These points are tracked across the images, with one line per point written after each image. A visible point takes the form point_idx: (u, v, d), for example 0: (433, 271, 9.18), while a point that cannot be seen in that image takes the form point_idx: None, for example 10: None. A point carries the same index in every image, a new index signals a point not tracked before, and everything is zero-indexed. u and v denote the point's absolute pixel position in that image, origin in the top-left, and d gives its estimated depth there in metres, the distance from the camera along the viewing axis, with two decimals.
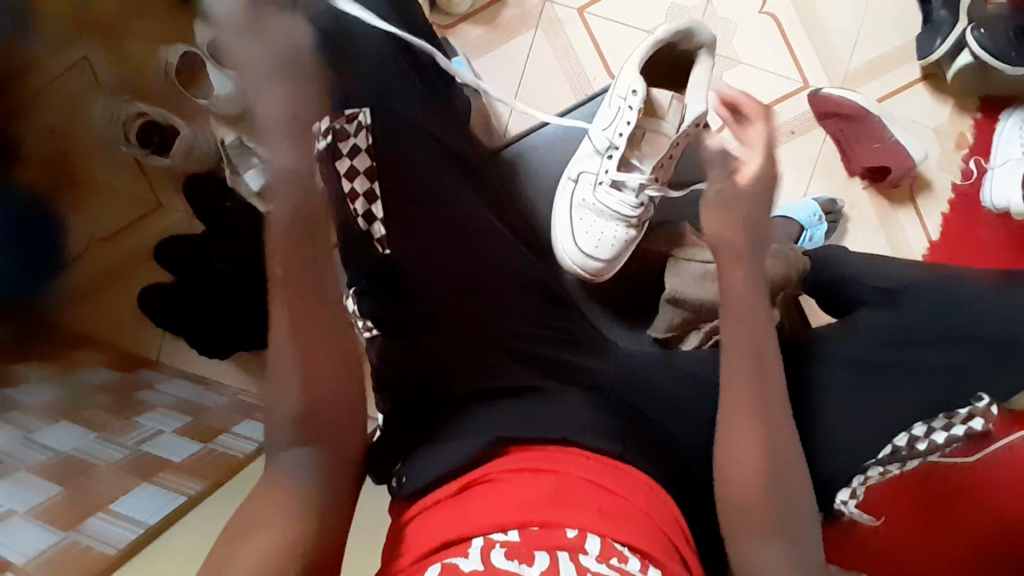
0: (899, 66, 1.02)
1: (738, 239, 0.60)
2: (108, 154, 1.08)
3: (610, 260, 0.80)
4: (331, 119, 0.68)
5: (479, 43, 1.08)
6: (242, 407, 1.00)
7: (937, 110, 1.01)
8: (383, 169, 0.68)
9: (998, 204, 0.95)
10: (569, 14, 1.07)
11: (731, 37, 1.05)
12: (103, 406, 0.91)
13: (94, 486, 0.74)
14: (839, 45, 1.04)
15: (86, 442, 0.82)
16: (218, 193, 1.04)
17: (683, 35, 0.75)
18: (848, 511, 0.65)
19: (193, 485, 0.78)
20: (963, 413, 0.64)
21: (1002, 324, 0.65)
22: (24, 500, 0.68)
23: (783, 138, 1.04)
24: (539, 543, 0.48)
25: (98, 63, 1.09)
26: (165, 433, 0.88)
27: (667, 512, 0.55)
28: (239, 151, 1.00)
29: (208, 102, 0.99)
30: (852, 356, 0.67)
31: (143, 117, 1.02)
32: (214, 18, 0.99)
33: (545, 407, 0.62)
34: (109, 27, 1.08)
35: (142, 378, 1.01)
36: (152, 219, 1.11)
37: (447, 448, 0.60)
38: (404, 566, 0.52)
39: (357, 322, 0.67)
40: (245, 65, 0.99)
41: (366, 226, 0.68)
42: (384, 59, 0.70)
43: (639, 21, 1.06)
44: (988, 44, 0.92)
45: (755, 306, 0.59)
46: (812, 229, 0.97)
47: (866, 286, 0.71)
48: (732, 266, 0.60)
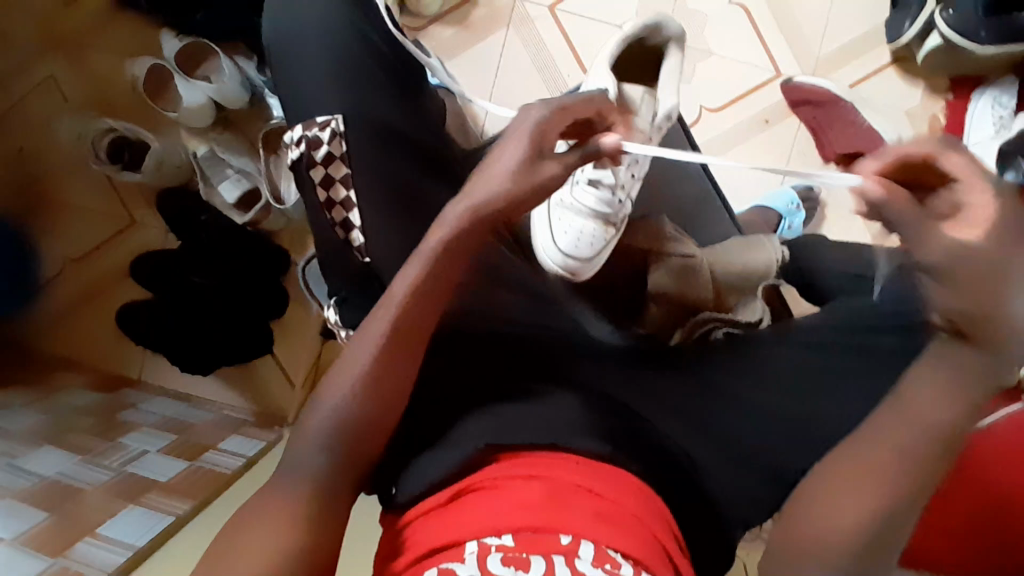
0: (870, 51, 1.03)
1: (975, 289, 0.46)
2: (81, 174, 1.07)
3: (591, 257, 0.80)
4: (303, 128, 0.66)
5: (451, 43, 1.07)
6: (228, 423, 0.99)
7: (908, 93, 1.02)
8: (360, 176, 0.66)
9: None
10: (540, 10, 1.07)
11: (703, 28, 1.05)
12: (85, 429, 0.89)
13: (81, 511, 0.72)
14: (810, 32, 1.04)
15: (71, 467, 0.80)
16: (193, 206, 1.03)
17: (650, 28, 0.76)
18: None
19: (182, 504, 0.77)
20: (944, 398, 0.65)
21: None
22: (9, 528, 0.67)
23: (758, 128, 1.04)
24: (533, 550, 0.48)
25: (65, 80, 1.07)
26: (151, 453, 0.86)
27: (655, 510, 0.55)
28: (212, 163, 1.00)
29: (178, 114, 0.98)
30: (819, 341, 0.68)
31: (113, 133, 1.00)
32: (182, 31, 1.00)
33: (536, 408, 0.62)
34: (75, 42, 1.07)
35: (126, 397, 0.99)
36: (126, 237, 1.07)
37: (435, 458, 0.59)
38: (398, 568, 0.52)
39: (339, 331, 0.68)
40: (214, 75, 0.98)
41: (345, 235, 0.66)
42: (356, 64, 0.68)
43: (612, 15, 1.06)
44: (956, 24, 0.92)
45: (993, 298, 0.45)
46: (790, 218, 0.98)
47: (842, 275, 0.74)
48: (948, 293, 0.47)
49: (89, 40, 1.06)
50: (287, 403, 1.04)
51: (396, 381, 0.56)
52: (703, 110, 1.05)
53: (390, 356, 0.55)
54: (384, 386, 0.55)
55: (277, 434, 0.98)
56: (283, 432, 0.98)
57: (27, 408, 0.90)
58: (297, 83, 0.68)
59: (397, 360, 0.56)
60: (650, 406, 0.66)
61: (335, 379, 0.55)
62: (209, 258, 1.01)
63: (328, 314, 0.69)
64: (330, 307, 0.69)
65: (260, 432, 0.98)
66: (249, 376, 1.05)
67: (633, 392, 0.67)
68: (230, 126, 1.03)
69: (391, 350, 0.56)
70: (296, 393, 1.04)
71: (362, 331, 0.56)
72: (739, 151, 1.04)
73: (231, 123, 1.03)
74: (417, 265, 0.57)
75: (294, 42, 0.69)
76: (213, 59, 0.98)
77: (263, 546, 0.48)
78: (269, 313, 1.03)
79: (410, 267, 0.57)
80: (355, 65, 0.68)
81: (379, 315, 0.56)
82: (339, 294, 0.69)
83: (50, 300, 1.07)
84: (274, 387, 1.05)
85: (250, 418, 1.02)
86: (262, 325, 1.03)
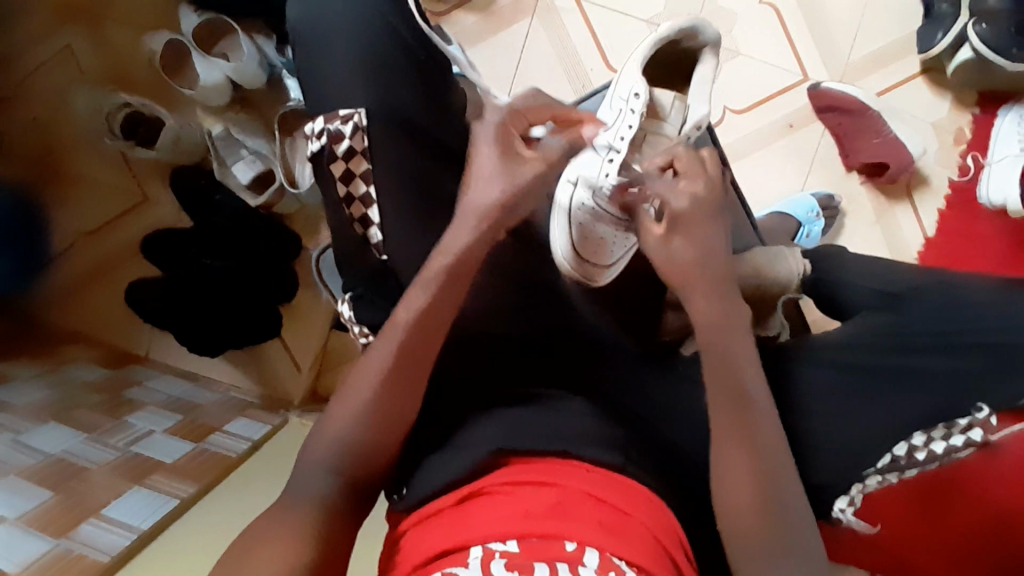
0: (899, 59, 1.01)
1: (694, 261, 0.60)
2: (93, 146, 1.06)
3: (611, 262, 0.75)
4: (325, 120, 0.65)
5: (472, 32, 1.05)
6: (233, 404, 0.99)
7: (936, 105, 1.00)
8: (381, 172, 0.65)
9: (995, 201, 0.94)
10: (565, 2, 1.05)
11: (731, 27, 1.03)
12: (91, 406, 0.88)
13: (86, 491, 0.73)
14: (840, 38, 1.02)
15: (77, 444, 0.80)
16: (206, 185, 1.02)
17: (687, 32, 0.74)
18: (845, 519, 0.65)
19: (187, 487, 0.77)
20: (963, 423, 0.63)
21: (1007, 336, 0.63)
22: (13, 506, 0.67)
23: (782, 133, 1.03)
24: (537, 556, 0.47)
25: (81, 50, 1.05)
26: (156, 433, 0.86)
27: (666, 524, 0.55)
28: (228, 144, 0.99)
29: (193, 92, 0.96)
30: (845, 360, 0.68)
31: (127, 108, 0.99)
32: (200, 6, 0.98)
33: (547, 416, 0.62)
34: (91, 11, 1.05)
35: (133, 374, 0.99)
36: (137, 213, 1.06)
37: (448, 461, 0.60)
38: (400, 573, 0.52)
39: (354, 328, 0.66)
40: (231, 53, 0.96)
41: (363, 231, 0.65)
42: (381, 56, 0.66)
43: (639, 10, 1.04)
44: (989, 38, 0.90)
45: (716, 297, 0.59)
46: (809, 225, 0.97)
47: (863, 288, 0.72)
48: (695, 291, 0.59)
49: (101, 12, 1.05)
50: (293, 386, 1.04)
51: (404, 408, 0.57)
52: (726, 112, 1.04)
53: (397, 384, 0.56)
54: (393, 407, 0.56)
55: (282, 418, 0.98)
56: (288, 417, 0.99)
57: (33, 381, 0.90)
58: (321, 71, 0.67)
59: (402, 384, 0.56)
60: (662, 417, 0.67)
61: (343, 399, 0.56)
62: (221, 238, 1.00)
63: (341, 308, 0.68)
64: (343, 303, 0.68)
65: (265, 415, 0.98)
66: (256, 358, 1.05)
67: (644, 402, 0.67)
68: (246, 105, 1.01)
69: (396, 377, 0.57)
70: (303, 377, 1.04)
71: (363, 363, 0.57)
72: (760, 157, 1.03)
73: (249, 102, 1.02)
74: (422, 289, 0.59)
75: (318, 28, 0.67)
76: (232, 37, 0.96)
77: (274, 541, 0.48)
78: (277, 297, 1.02)
79: (416, 293, 0.59)
80: (380, 56, 0.66)
81: (380, 345, 0.57)
82: (353, 290, 0.67)
83: (58, 272, 1.06)
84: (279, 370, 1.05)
85: (256, 400, 1.02)
86: (271, 309, 1.03)
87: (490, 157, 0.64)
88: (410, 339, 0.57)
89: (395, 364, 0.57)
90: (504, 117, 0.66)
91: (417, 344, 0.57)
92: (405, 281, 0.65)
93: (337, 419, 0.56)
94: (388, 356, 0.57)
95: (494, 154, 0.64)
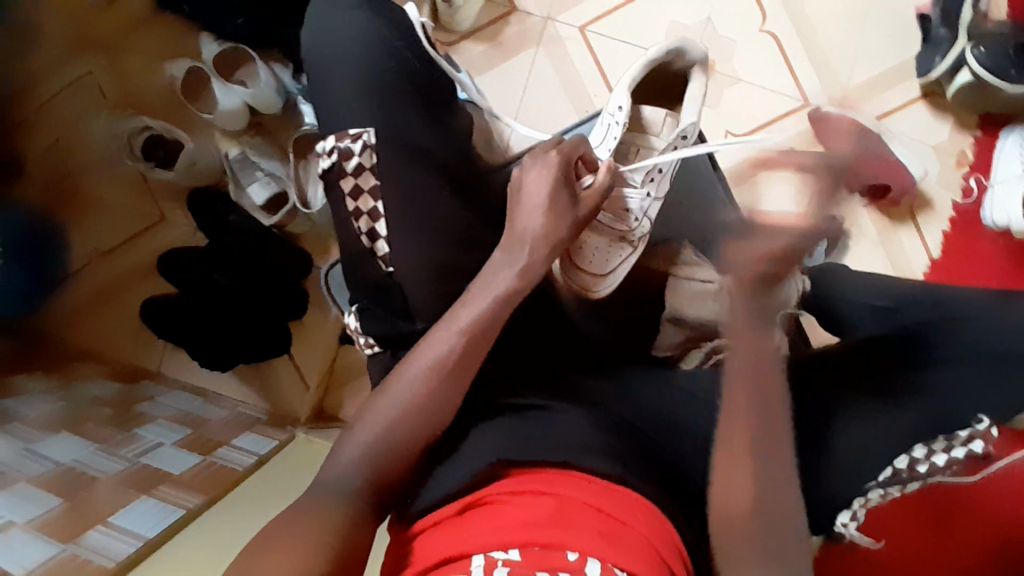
0: (898, 84, 1.03)
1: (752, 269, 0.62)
2: (113, 167, 1.10)
3: (606, 273, 0.79)
4: (335, 138, 0.68)
5: (480, 60, 1.09)
6: (242, 420, 1.00)
7: (936, 128, 1.02)
8: (386, 186, 0.67)
9: (998, 222, 0.95)
10: (570, 31, 1.08)
11: (731, 54, 1.06)
12: (102, 418, 0.90)
13: (94, 499, 0.74)
14: (840, 64, 1.04)
15: (87, 455, 0.82)
16: (221, 206, 1.05)
17: (674, 52, 0.77)
18: (848, 534, 0.65)
19: (193, 499, 0.78)
20: (964, 434, 0.63)
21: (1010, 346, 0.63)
22: (24, 512, 0.69)
23: (783, 156, 1.04)
24: (540, 565, 0.48)
25: (108, 78, 1.11)
26: (165, 446, 0.88)
27: (665, 535, 0.55)
28: (244, 166, 1.03)
29: (213, 117, 1.00)
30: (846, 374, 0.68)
31: (148, 131, 1.03)
32: (222, 36, 1.03)
33: (545, 426, 0.63)
34: (121, 41, 1.11)
35: (145, 390, 1.01)
36: (155, 232, 1.10)
37: (451, 470, 0.61)
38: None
39: (359, 338, 0.68)
40: (250, 80, 1.00)
41: (369, 245, 0.67)
42: (388, 76, 0.69)
43: (640, 38, 1.07)
44: (987, 62, 0.92)
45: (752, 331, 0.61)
46: (811, 246, 0.98)
47: (870, 303, 0.72)
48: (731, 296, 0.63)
49: (131, 41, 1.11)
50: (300, 403, 1.06)
51: (438, 410, 0.60)
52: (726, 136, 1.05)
53: (444, 382, 0.60)
54: (428, 405, 0.60)
55: (289, 435, 0.99)
56: (295, 433, 0.99)
57: (48, 394, 0.92)
58: (329, 91, 0.70)
59: (439, 385, 0.60)
60: (662, 427, 0.67)
61: (397, 388, 0.60)
62: (233, 255, 1.02)
63: (346, 319, 0.70)
64: (348, 314, 0.69)
65: (272, 431, 0.99)
66: (267, 375, 1.07)
67: (644, 415, 0.68)
68: (261, 130, 1.05)
69: (448, 376, 0.60)
70: (310, 395, 1.05)
71: (406, 366, 0.61)
72: (762, 180, 1.05)
73: (264, 127, 1.05)
74: (486, 300, 0.63)
75: (327, 51, 0.70)
76: (250, 65, 1.00)
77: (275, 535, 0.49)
78: (287, 315, 1.05)
79: (483, 298, 0.63)
80: (386, 77, 0.69)
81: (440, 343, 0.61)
82: (359, 303, 0.69)
83: (77, 290, 1.09)
84: (288, 387, 1.07)
85: (264, 417, 1.03)
86: (281, 327, 1.05)
87: (545, 185, 0.67)
88: (467, 344, 0.61)
89: (453, 362, 0.60)
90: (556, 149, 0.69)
91: (471, 347, 0.61)
92: (408, 292, 0.66)
93: (375, 418, 0.59)
94: (443, 356, 0.60)
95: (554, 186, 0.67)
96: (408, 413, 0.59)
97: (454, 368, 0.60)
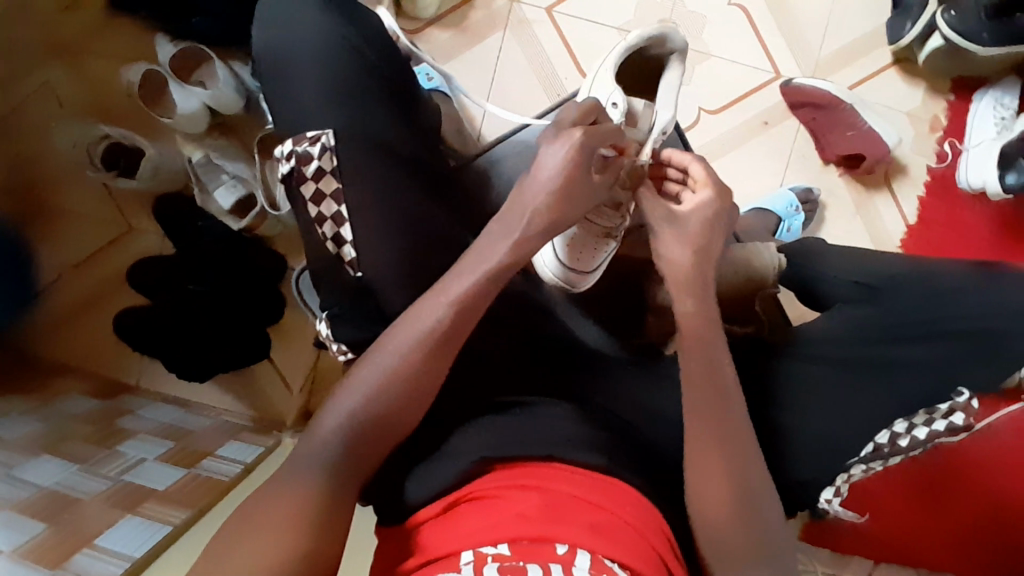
0: (870, 51, 1.02)
1: (692, 262, 0.61)
2: (74, 179, 1.07)
3: (593, 270, 0.79)
4: (293, 142, 0.65)
5: (446, 47, 1.06)
6: (227, 428, 0.99)
7: (909, 94, 1.01)
8: (351, 189, 0.65)
9: (973, 185, 0.96)
10: (538, 13, 1.06)
11: (701, 29, 1.04)
12: (83, 436, 0.89)
13: (77, 522, 0.72)
14: (811, 34, 1.03)
15: (68, 476, 0.80)
16: (189, 213, 1.02)
17: (654, 39, 0.74)
18: (833, 510, 0.65)
19: (180, 514, 0.77)
20: (945, 408, 0.64)
21: (991, 318, 0.65)
22: (7, 538, 0.66)
23: (758, 130, 1.03)
24: (529, 558, 0.47)
25: (59, 85, 1.07)
26: (148, 461, 0.86)
27: (650, 520, 0.55)
28: (208, 170, 1.00)
29: (172, 121, 0.97)
30: (836, 354, 0.67)
31: (107, 140, 1.00)
32: (178, 37, 1.00)
33: (529, 424, 0.62)
34: (69, 47, 1.07)
35: (125, 404, 0.99)
36: (123, 243, 1.07)
37: (439, 466, 0.59)
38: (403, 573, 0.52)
39: (333, 345, 0.65)
40: (209, 80, 0.97)
41: (336, 249, 0.65)
42: (345, 73, 0.67)
43: (609, 17, 1.05)
44: (958, 25, 0.91)
45: (711, 330, 0.59)
46: (789, 220, 0.97)
47: (841, 282, 0.72)
48: (682, 293, 0.60)
49: (79, 46, 1.07)
50: (284, 407, 1.05)
51: (394, 415, 0.55)
52: (701, 112, 1.04)
53: (414, 378, 0.56)
54: (386, 412, 0.55)
55: (275, 440, 0.98)
56: (281, 438, 0.99)
57: (25, 416, 0.90)
58: (286, 93, 0.67)
59: (402, 373, 0.56)
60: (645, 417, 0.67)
61: (367, 369, 0.56)
62: (208, 262, 1.00)
63: (320, 327, 0.68)
64: (320, 321, 0.67)
65: (258, 438, 0.98)
66: (247, 381, 1.06)
67: (631, 408, 0.67)
68: (224, 131, 1.03)
69: (418, 370, 0.56)
70: (294, 398, 1.04)
71: (392, 335, 0.57)
72: (738, 154, 1.03)
73: (227, 129, 1.03)
74: (468, 278, 0.58)
75: (282, 50, 0.68)
76: (208, 65, 0.97)
77: (261, 549, 0.47)
78: (266, 320, 1.04)
79: (461, 281, 0.58)
80: (345, 75, 0.67)
81: (415, 324, 0.57)
82: (330, 308, 0.66)
83: (47, 306, 1.06)
84: (269, 392, 1.05)
85: (248, 422, 1.02)
86: (260, 332, 1.03)
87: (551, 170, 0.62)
88: (448, 324, 0.57)
89: (433, 343, 0.56)
90: (587, 130, 0.62)
91: (447, 333, 0.57)
92: (382, 297, 0.65)
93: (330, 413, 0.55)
94: (429, 330, 0.57)
95: (571, 167, 0.61)
96: (377, 409, 0.55)
97: (429, 351, 0.56)
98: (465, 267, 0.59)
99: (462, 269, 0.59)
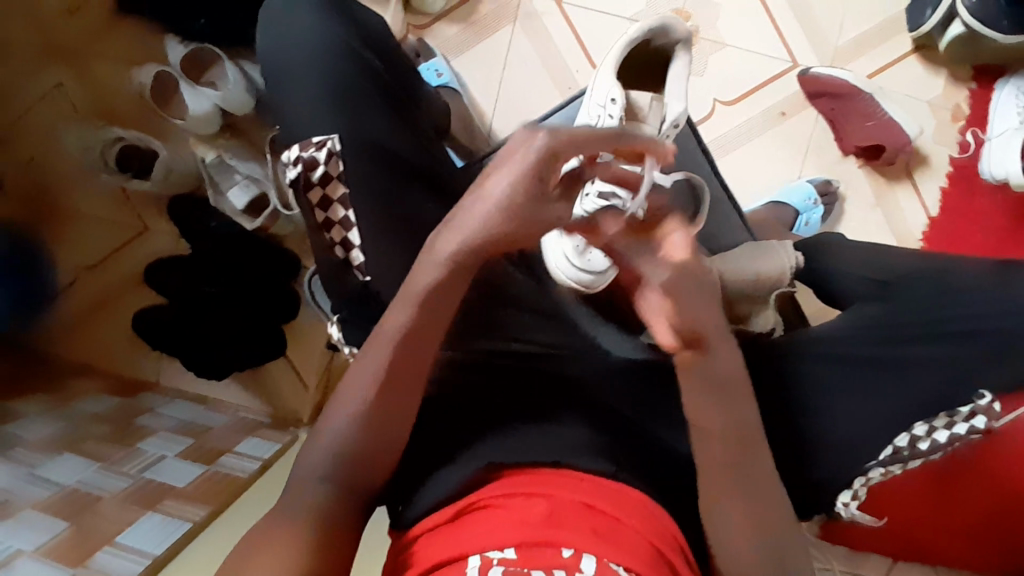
0: (890, 39, 0.99)
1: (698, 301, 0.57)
2: (88, 179, 1.08)
3: None
4: (299, 147, 0.65)
5: (456, 42, 1.05)
6: (244, 426, 1.00)
7: (930, 82, 0.99)
8: (357, 195, 0.65)
9: (997, 176, 0.93)
10: (547, 6, 1.04)
11: (714, 20, 1.02)
12: (104, 435, 0.90)
13: (98, 520, 0.73)
14: (828, 22, 1.01)
15: (89, 475, 0.81)
16: (202, 212, 1.03)
17: (657, 31, 0.73)
18: (849, 513, 0.64)
19: (198, 511, 0.77)
20: (966, 410, 0.63)
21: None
22: (30, 539, 0.67)
23: (774, 121, 1.01)
24: (533, 564, 0.47)
25: (74, 90, 1.09)
26: (168, 459, 0.87)
27: (662, 527, 0.54)
28: (221, 170, 1.01)
29: (185, 122, 0.98)
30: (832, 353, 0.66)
31: (121, 142, 1.02)
32: (187, 37, 1.01)
33: (538, 432, 0.61)
34: (82, 52, 1.08)
35: (144, 402, 1.01)
36: (138, 243, 1.09)
37: (443, 476, 0.59)
38: None
39: (344, 349, 0.67)
40: (219, 81, 0.98)
41: (344, 255, 0.65)
42: (350, 77, 0.67)
43: (620, 8, 1.04)
44: (979, 12, 0.88)
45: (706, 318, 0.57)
46: (807, 214, 0.96)
47: (861, 281, 0.70)
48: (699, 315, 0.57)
49: (89, 49, 1.08)
50: (299, 405, 1.06)
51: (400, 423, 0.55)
52: (715, 105, 1.02)
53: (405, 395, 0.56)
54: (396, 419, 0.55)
55: (292, 437, 0.99)
56: (298, 435, 1.00)
57: (47, 415, 0.92)
58: (291, 98, 0.67)
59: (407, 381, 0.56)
60: (656, 420, 0.66)
61: (340, 403, 0.56)
62: (223, 262, 1.01)
63: (331, 330, 0.68)
64: (332, 324, 0.68)
65: (275, 435, 0.99)
66: (262, 379, 1.07)
67: (643, 411, 0.67)
68: (236, 132, 1.04)
69: (392, 401, 0.56)
70: (309, 395, 1.06)
71: (354, 372, 0.57)
72: (753, 146, 1.01)
73: (238, 129, 1.04)
74: (413, 308, 0.57)
75: (286, 55, 0.68)
76: (217, 65, 0.98)
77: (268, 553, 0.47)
78: (279, 319, 1.04)
79: (399, 313, 0.56)
80: (351, 78, 0.67)
81: (370, 357, 0.56)
82: (339, 312, 0.67)
83: (67, 307, 1.08)
84: (285, 389, 1.07)
85: (266, 420, 1.04)
86: (275, 330, 1.04)
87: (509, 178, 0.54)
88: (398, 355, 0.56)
89: (394, 371, 0.56)
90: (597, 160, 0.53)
91: (402, 356, 0.56)
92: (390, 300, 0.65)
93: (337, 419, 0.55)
94: (382, 363, 0.56)
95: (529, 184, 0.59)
96: (383, 413, 0.54)
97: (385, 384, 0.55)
98: (406, 296, 0.57)
99: (403, 299, 0.57)
